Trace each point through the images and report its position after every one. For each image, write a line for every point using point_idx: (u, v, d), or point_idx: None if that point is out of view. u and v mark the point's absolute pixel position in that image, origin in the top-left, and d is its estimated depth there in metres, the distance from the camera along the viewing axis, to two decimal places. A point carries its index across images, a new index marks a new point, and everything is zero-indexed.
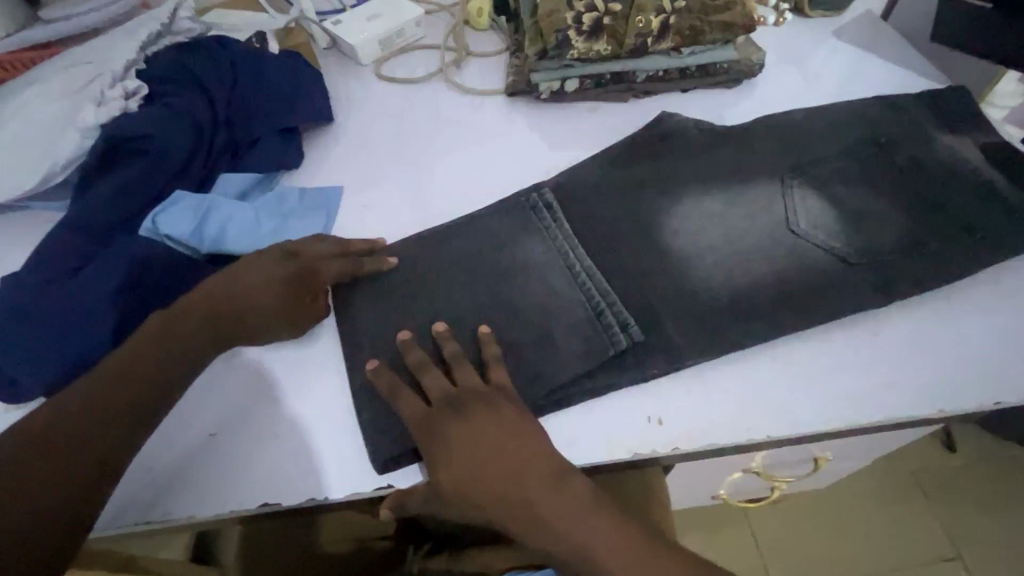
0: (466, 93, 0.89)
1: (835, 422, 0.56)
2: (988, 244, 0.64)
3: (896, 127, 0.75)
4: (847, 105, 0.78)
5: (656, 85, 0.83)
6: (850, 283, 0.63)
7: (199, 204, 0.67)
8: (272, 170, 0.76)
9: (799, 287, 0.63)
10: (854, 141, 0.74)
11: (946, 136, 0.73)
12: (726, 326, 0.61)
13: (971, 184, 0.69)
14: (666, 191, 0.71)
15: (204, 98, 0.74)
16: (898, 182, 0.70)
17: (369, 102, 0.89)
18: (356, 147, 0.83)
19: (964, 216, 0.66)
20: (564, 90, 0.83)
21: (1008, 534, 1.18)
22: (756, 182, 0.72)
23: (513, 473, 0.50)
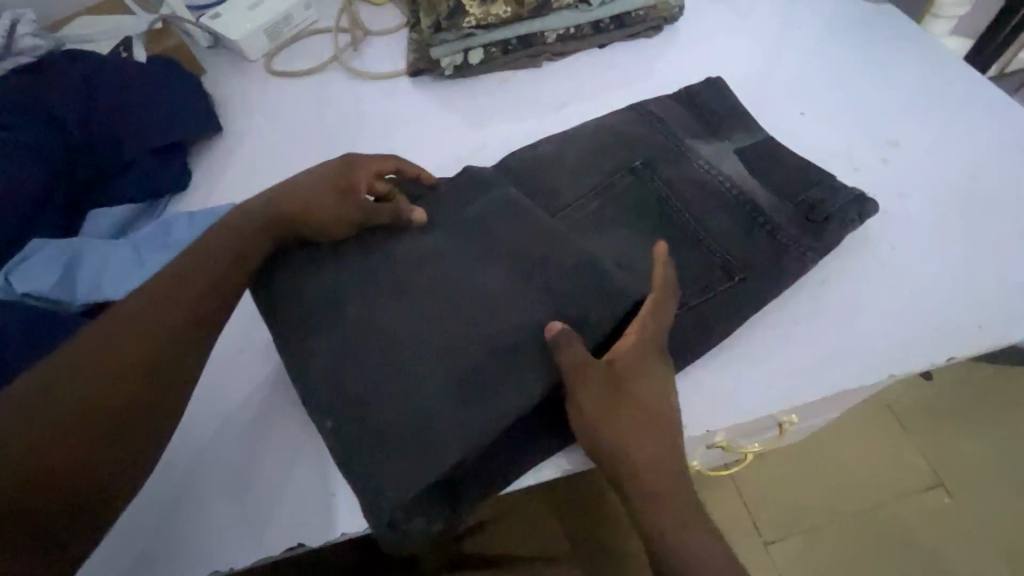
0: (367, 80, 0.80)
1: (777, 405, 0.52)
2: (751, 285, 0.53)
3: (650, 142, 0.61)
4: (595, 126, 0.64)
5: (569, 45, 0.76)
6: (803, 239, 0.55)
7: (64, 252, 0.59)
8: (154, 198, 0.68)
9: (752, 255, 0.54)
10: (606, 170, 0.60)
11: (700, 145, 0.61)
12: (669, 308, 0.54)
13: (734, 206, 0.56)
14: (553, 181, 0.60)
15: (55, 125, 0.66)
16: (656, 218, 0.57)
17: (261, 102, 0.80)
18: (248, 156, 0.74)
19: (723, 253, 0.55)
20: (468, 63, 0.75)
21: (987, 455, 1.18)
22: (666, 131, 0.62)
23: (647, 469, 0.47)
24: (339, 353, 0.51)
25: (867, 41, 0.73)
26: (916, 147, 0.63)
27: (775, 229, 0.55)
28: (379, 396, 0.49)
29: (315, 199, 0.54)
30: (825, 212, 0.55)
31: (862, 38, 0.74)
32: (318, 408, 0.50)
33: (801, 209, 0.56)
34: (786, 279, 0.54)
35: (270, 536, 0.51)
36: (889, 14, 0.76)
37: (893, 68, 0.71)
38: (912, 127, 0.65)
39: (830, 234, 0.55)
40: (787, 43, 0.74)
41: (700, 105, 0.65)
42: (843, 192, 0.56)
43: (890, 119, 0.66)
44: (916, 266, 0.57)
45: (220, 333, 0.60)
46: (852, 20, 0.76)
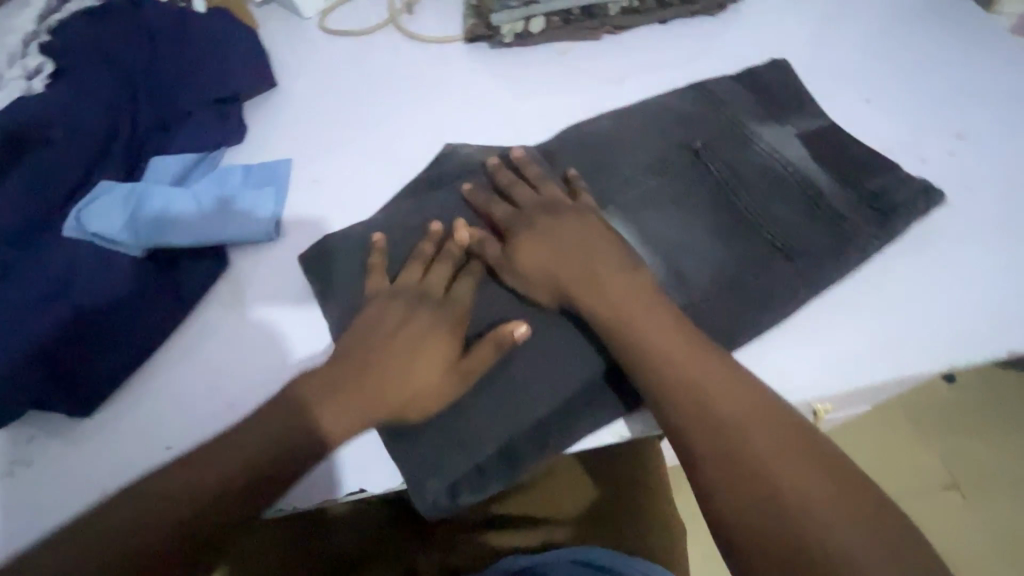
0: (422, 43, 0.79)
1: (833, 386, 0.52)
2: (810, 270, 0.53)
3: (715, 123, 0.60)
4: (654, 104, 0.63)
5: (631, 19, 0.75)
6: (866, 229, 0.55)
7: (132, 196, 0.60)
8: (212, 147, 0.68)
9: (816, 238, 0.54)
10: (664, 147, 0.58)
11: (763, 126, 0.60)
12: (740, 281, 0.53)
13: (796, 190, 0.56)
14: (613, 154, 0.59)
15: (119, 71, 0.65)
16: (717, 196, 0.56)
17: (311, 59, 0.78)
18: (301, 110, 0.73)
19: (781, 235, 0.54)
20: (528, 31, 0.75)
21: (1003, 458, 1.19)
22: (727, 110, 0.61)
23: (700, 410, 0.45)
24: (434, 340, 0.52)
25: (936, 32, 0.71)
26: (982, 141, 0.62)
27: (837, 216, 0.55)
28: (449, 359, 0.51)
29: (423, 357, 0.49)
30: (884, 204, 0.56)
31: (930, 27, 0.72)
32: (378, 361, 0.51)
33: (864, 199, 0.57)
34: (849, 266, 0.54)
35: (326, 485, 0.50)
36: (959, 4, 0.74)
37: (961, 61, 0.69)
38: (979, 122, 0.64)
39: (893, 223, 0.55)
40: (855, 30, 0.73)
41: (760, 87, 0.65)
42: (909, 184, 0.57)
43: (957, 113, 0.64)
44: (973, 261, 0.56)
45: (266, 281, 0.61)
46: (921, 9, 0.74)
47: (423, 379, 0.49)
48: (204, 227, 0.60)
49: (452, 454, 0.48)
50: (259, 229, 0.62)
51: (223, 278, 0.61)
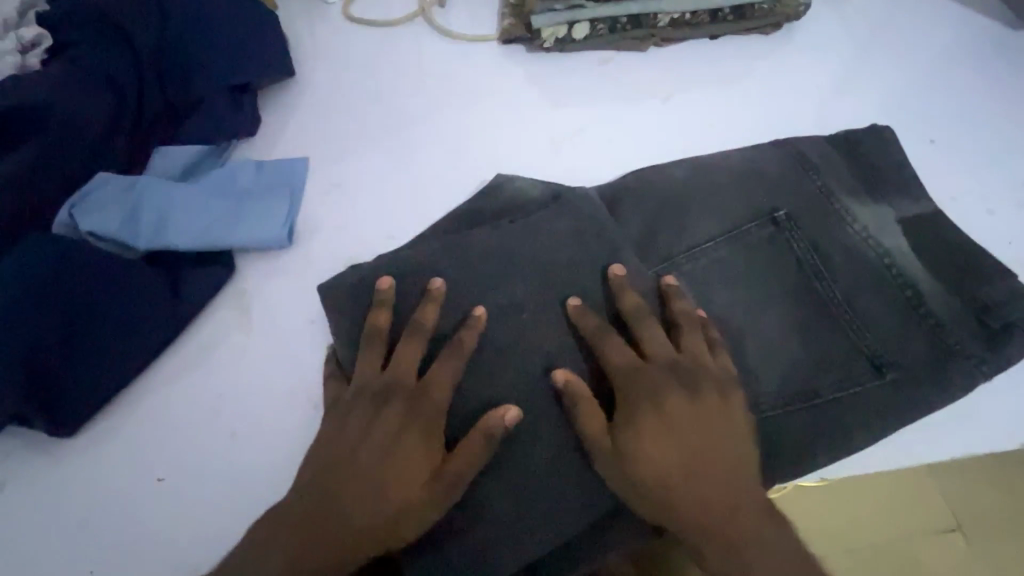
0: (453, 40, 0.73)
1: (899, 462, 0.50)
2: (902, 385, 0.50)
3: (802, 190, 0.55)
4: (738, 158, 0.58)
5: (681, 31, 0.69)
6: (960, 330, 0.51)
7: (131, 193, 0.54)
8: (221, 141, 0.62)
9: (905, 339, 0.51)
10: (747, 216, 0.55)
11: (862, 207, 0.55)
12: (812, 375, 0.50)
13: (893, 292, 0.52)
14: (692, 219, 0.55)
15: (126, 49, 0.60)
16: (798, 283, 0.53)
17: (333, 49, 0.72)
18: (320, 107, 0.67)
19: (873, 346, 0.51)
20: (570, 37, 0.69)
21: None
22: (819, 175, 0.56)
23: (735, 544, 0.41)
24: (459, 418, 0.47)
25: (1002, 70, 0.67)
26: None
27: (936, 325, 0.51)
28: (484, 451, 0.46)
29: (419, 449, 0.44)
30: (1002, 328, 0.50)
31: (997, 65, 0.68)
32: None
33: (970, 309, 0.52)
34: (951, 386, 0.50)
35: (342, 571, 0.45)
36: None
37: None
38: None
39: (998, 342, 0.50)
40: (915, 63, 0.68)
41: (857, 150, 0.59)
42: None
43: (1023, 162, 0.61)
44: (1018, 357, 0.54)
45: (278, 302, 0.55)
46: (987, 44, 0.69)
47: (403, 495, 0.43)
48: (210, 232, 0.55)
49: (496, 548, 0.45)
50: (273, 241, 0.56)
51: (229, 287, 0.55)
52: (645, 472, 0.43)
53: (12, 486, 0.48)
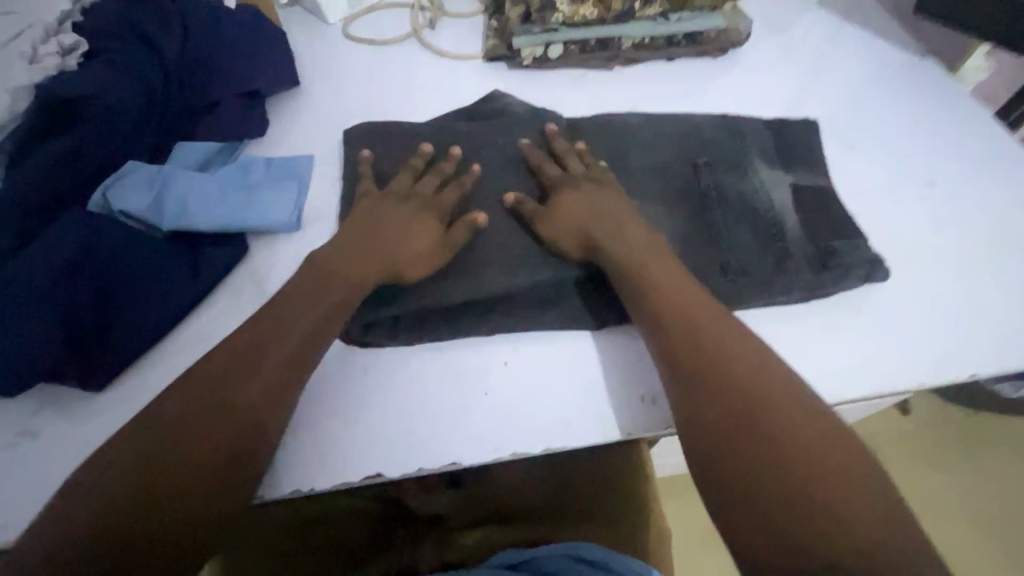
0: (442, 56, 0.82)
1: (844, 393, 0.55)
2: (739, 286, 0.59)
3: (724, 147, 0.67)
4: (678, 120, 0.70)
5: (643, 53, 0.80)
6: (853, 260, 0.60)
7: (157, 178, 0.61)
8: (235, 139, 0.69)
9: (797, 257, 0.60)
10: (671, 156, 0.66)
11: (766, 167, 0.66)
12: (721, 284, 0.59)
13: (762, 225, 0.62)
14: (618, 154, 0.67)
15: (153, 55, 0.67)
16: (696, 197, 0.64)
17: (335, 62, 0.81)
18: (323, 111, 0.75)
19: (727, 253, 0.60)
20: (547, 56, 0.79)
21: (975, 482, 1.14)
22: (742, 139, 0.69)
23: (752, 421, 0.43)
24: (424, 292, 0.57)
25: (910, 91, 0.79)
26: (949, 189, 0.69)
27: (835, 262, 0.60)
28: (429, 276, 0.58)
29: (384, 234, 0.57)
30: (835, 262, 0.60)
31: (906, 87, 0.80)
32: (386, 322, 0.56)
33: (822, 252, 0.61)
34: (832, 286, 0.59)
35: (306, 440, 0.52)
36: (931, 69, 0.82)
37: (933, 118, 0.77)
38: (947, 172, 0.71)
39: (833, 279, 0.59)
40: (839, 83, 0.80)
41: (787, 146, 0.69)
42: (861, 252, 0.61)
43: (928, 162, 0.72)
44: (897, 309, 0.60)
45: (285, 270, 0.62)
46: (898, 70, 0.82)
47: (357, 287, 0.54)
48: (227, 214, 0.61)
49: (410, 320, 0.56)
50: (283, 221, 0.63)
51: (241, 267, 0.62)
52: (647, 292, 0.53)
53: (40, 437, 0.53)
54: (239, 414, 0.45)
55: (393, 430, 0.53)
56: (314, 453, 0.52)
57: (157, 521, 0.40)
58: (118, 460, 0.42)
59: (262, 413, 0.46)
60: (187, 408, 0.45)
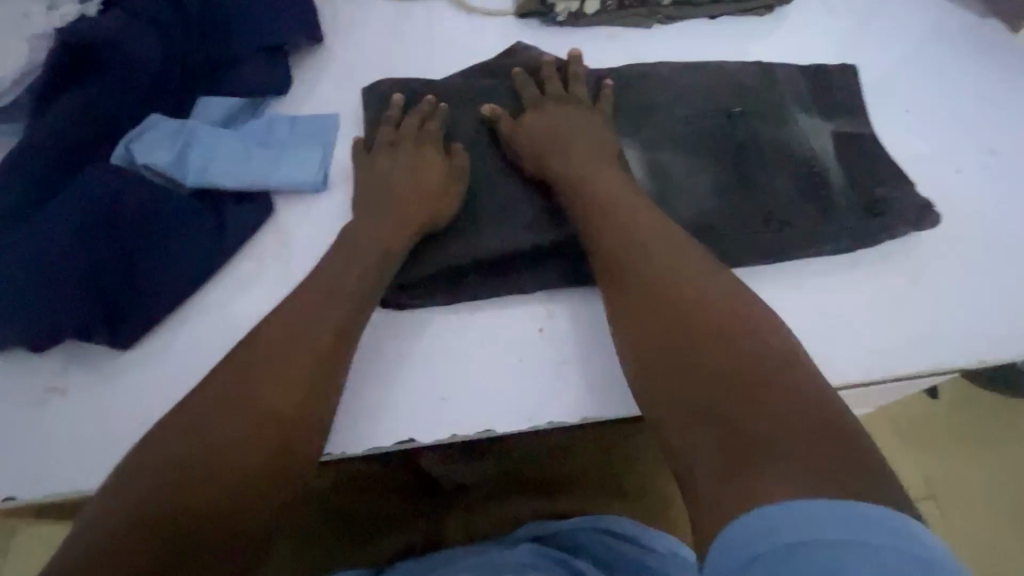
0: (471, 13, 0.78)
1: (891, 369, 0.53)
2: (784, 237, 0.56)
3: (762, 96, 0.64)
4: (713, 67, 0.66)
5: (683, 10, 0.75)
6: (900, 215, 0.57)
7: (181, 132, 0.59)
8: (259, 94, 0.66)
9: (842, 210, 0.57)
10: (706, 106, 0.63)
11: (806, 118, 0.63)
12: (767, 244, 0.56)
13: (802, 172, 0.59)
14: (650, 104, 0.64)
15: (173, 5, 0.64)
16: (732, 147, 0.60)
17: (359, 16, 0.77)
18: (347, 68, 0.72)
19: (769, 202, 0.57)
20: (582, 11, 0.74)
21: (1004, 469, 1.12)
22: (779, 84, 0.65)
23: (715, 376, 0.41)
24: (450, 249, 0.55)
25: (968, 54, 0.74)
26: (1012, 158, 0.65)
27: (883, 215, 0.57)
28: (458, 243, 0.55)
29: (411, 189, 0.56)
30: (883, 209, 0.57)
31: (964, 49, 0.75)
32: (416, 281, 0.54)
33: (864, 201, 0.58)
34: (878, 237, 0.56)
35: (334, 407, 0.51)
36: (993, 31, 0.76)
37: (995, 83, 0.71)
38: (1006, 140, 0.66)
39: (882, 228, 0.56)
40: (893, 45, 0.75)
41: (838, 107, 0.65)
42: (910, 199, 0.57)
43: (989, 130, 0.67)
44: (950, 282, 0.57)
45: (311, 232, 0.60)
46: (957, 32, 0.76)
47: (385, 242, 0.53)
48: (251, 171, 0.59)
49: (435, 288, 0.54)
50: (309, 180, 0.61)
51: (267, 227, 0.60)
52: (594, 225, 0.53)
53: (70, 394, 0.52)
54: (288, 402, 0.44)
55: (427, 394, 0.51)
56: (346, 418, 0.50)
57: (205, 499, 0.39)
58: (171, 442, 0.41)
59: (309, 402, 0.45)
60: (240, 384, 0.44)
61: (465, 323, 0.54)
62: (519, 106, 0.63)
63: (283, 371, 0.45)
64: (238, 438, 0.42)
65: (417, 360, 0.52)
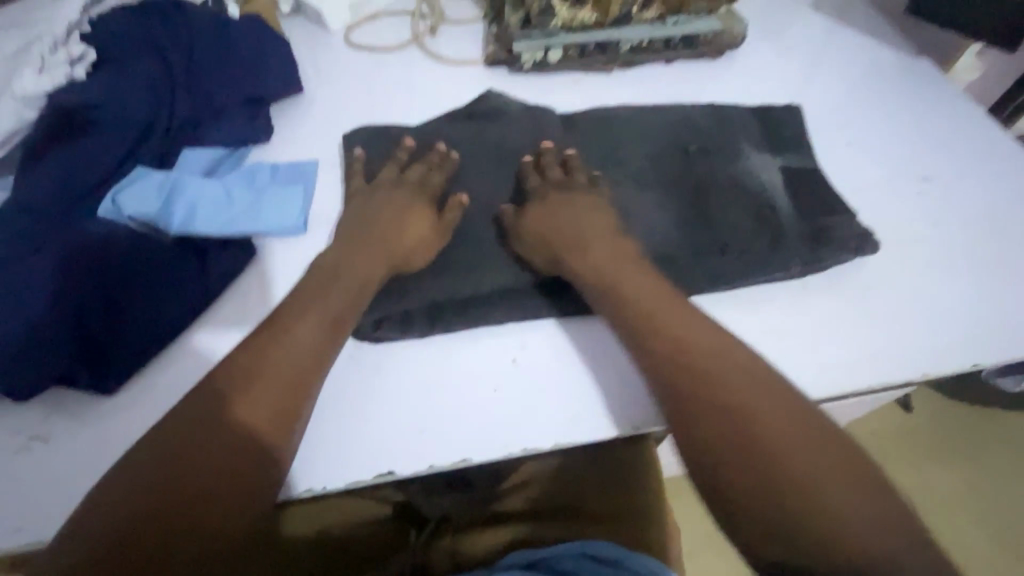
0: (442, 63, 0.83)
1: (844, 384, 0.56)
2: (739, 266, 0.60)
3: (715, 136, 0.69)
4: (670, 110, 0.71)
5: (640, 56, 0.81)
6: (845, 244, 0.61)
7: (166, 184, 0.61)
8: (241, 143, 0.70)
9: (793, 239, 0.61)
10: (664, 146, 0.68)
11: (756, 154, 0.68)
12: (723, 271, 0.60)
13: (754, 206, 0.63)
14: (612, 143, 0.68)
15: (158, 64, 0.68)
16: (688, 184, 0.65)
17: (337, 68, 0.82)
18: (326, 116, 0.76)
19: (723, 235, 0.61)
20: (546, 60, 0.80)
21: (977, 479, 1.14)
22: (732, 125, 0.70)
23: (752, 436, 0.43)
24: (426, 287, 0.58)
25: (902, 91, 0.81)
26: (945, 184, 0.70)
27: (829, 244, 0.61)
28: (431, 280, 0.59)
29: (387, 231, 0.58)
30: (827, 238, 0.61)
31: (899, 87, 0.81)
32: (392, 318, 0.57)
33: (810, 230, 0.62)
34: (826, 262, 0.61)
35: (313, 443, 0.52)
36: (924, 69, 0.83)
37: (928, 116, 0.78)
38: (940, 169, 0.72)
39: (828, 255, 0.60)
40: (834, 84, 0.81)
41: (783, 142, 0.70)
42: (851, 227, 0.62)
43: (923, 158, 0.73)
44: (892, 301, 0.61)
45: (289, 274, 0.62)
46: (891, 71, 0.83)
47: (360, 281, 0.56)
48: (233, 218, 0.62)
49: (410, 322, 0.57)
50: (288, 225, 0.64)
51: (249, 270, 0.62)
52: (594, 278, 0.55)
53: (50, 440, 0.53)
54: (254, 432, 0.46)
55: (404, 424, 0.53)
56: (325, 453, 0.52)
57: (186, 531, 0.41)
58: (146, 471, 0.43)
59: (276, 433, 0.47)
60: (215, 413, 0.46)
61: (442, 353, 0.56)
62: (488, 150, 0.67)
63: (258, 399, 0.48)
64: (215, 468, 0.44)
65: (393, 394, 0.54)
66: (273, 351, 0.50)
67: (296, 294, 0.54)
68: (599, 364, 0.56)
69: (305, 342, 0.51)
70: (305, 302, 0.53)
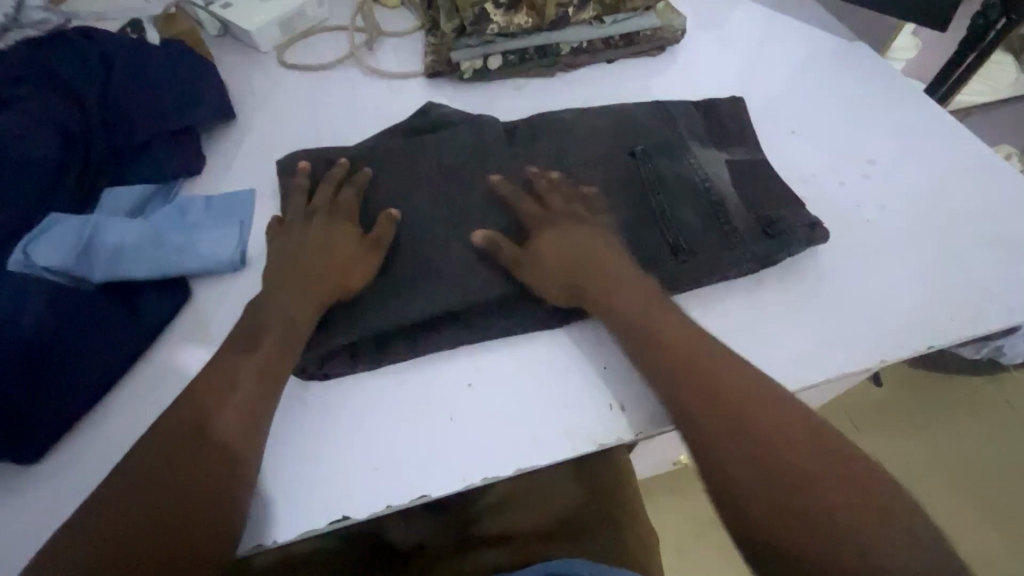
0: (380, 77, 0.80)
1: (802, 377, 0.55)
2: (691, 268, 0.59)
3: (662, 134, 0.67)
4: (613, 111, 0.70)
5: (580, 58, 0.80)
6: (795, 234, 0.61)
7: (85, 228, 0.57)
8: (172, 178, 0.66)
9: (744, 234, 0.61)
10: (611, 148, 0.66)
11: (703, 150, 0.67)
12: (675, 273, 0.59)
13: (704, 204, 0.62)
14: (557, 149, 0.67)
15: (70, 100, 0.64)
16: (636, 186, 0.63)
17: (270, 90, 0.78)
18: (260, 142, 0.73)
19: (674, 237, 0.60)
20: (487, 68, 0.78)
21: (949, 446, 1.17)
22: (677, 122, 0.69)
23: (772, 457, 0.44)
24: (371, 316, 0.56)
25: (841, 75, 0.81)
26: (889, 166, 0.71)
27: (780, 235, 0.61)
28: (376, 308, 0.56)
29: (326, 261, 0.55)
30: (779, 230, 0.61)
31: (839, 72, 0.82)
32: (338, 352, 0.54)
33: (762, 224, 0.62)
34: (778, 254, 0.60)
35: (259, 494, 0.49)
36: (861, 53, 0.84)
37: (867, 99, 0.78)
38: (883, 151, 0.72)
39: (779, 249, 0.60)
40: (777, 73, 0.81)
41: (728, 135, 0.70)
42: (800, 217, 0.62)
43: (867, 142, 0.73)
44: (844, 288, 0.61)
45: (228, 313, 0.59)
46: (830, 57, 0.84)
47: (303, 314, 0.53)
48: (164, 258, 0.58)
49: (357, 355, 0.54)
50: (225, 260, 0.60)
51: (184, 311, 0.59)
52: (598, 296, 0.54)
53: None
54: (195, 472, 0.44)
55: (357, 465, 0.50)
56: (273, 503, 0.49)
57: None
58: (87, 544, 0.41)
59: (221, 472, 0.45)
60: (155, 473, 0.44)
61: (394, 384, 0.54)
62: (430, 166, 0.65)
63: (201, 451, 0.45)
64: (161, 529, 0.42)
65: (344, 432, 0.52)
66: (213, 398, 0.47)
67: (237, 333, 0.52)
68: (556, 380, 0.55)
69: (247, 383, 0.49)
70: (244, 341, 0.51)
